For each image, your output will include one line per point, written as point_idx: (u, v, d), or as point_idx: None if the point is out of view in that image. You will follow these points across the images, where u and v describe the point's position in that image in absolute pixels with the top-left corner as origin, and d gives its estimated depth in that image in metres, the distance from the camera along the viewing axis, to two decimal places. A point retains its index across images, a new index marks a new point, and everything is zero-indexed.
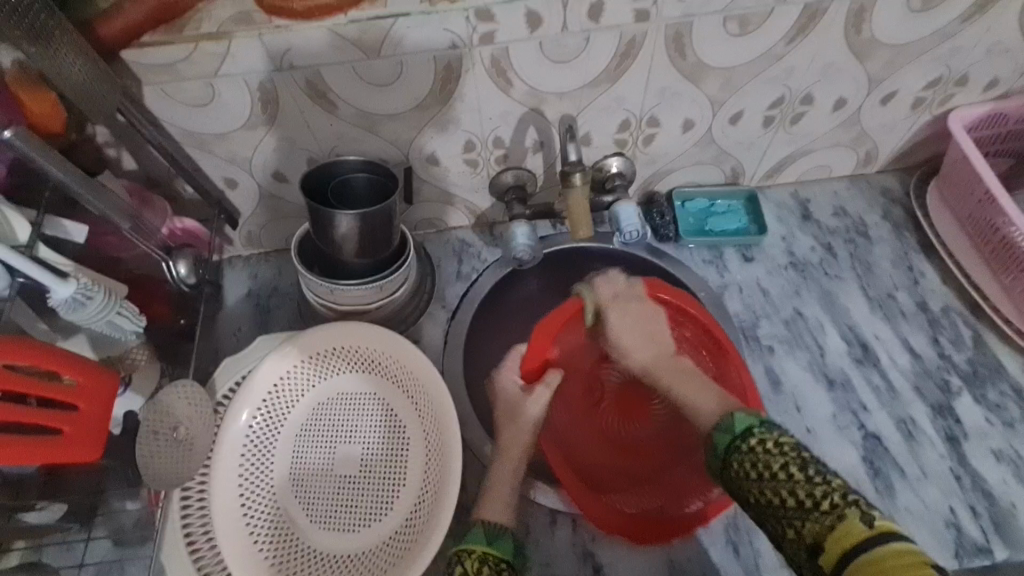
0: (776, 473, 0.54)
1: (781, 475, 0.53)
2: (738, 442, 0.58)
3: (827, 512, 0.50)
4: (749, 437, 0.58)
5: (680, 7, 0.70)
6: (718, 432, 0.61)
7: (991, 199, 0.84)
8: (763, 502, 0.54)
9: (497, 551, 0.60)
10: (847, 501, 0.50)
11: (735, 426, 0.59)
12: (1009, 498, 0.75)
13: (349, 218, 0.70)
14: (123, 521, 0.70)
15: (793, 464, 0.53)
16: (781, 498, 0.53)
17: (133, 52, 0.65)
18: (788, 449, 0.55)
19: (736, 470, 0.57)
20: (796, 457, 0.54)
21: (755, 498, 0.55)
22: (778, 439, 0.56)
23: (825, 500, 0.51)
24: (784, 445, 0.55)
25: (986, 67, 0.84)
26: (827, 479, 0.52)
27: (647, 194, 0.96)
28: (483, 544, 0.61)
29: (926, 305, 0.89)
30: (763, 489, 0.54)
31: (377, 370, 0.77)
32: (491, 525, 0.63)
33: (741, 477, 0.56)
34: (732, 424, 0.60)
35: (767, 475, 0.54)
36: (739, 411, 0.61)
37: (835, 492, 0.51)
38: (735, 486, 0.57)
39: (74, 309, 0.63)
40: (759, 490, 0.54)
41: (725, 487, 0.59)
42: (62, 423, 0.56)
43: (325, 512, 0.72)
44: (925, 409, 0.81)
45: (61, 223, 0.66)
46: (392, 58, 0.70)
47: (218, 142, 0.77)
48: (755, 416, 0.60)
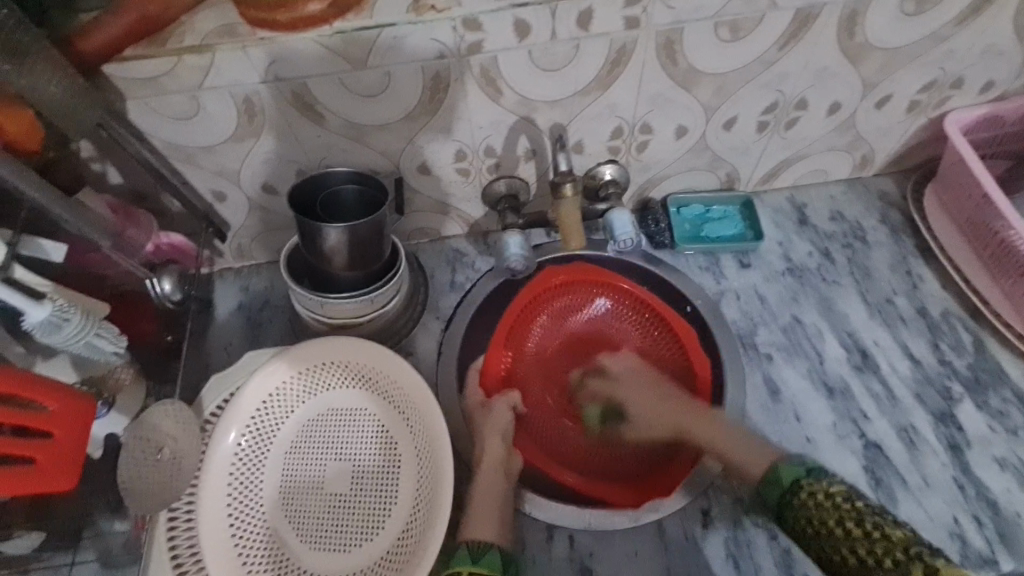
0: (834, 532, 0.59)
1: (838, 532, 0.59)
2: (788, 497, 0.64)
3: (893, 569, 0.56)
4: (800, 490, 0.64)
5: (670, 14, 0.69)
6: (767, 484, 0.67)
7: (989, 203, 0.83)
8: (823, 556, 0.60)
9: (484, 569, 0.64)
10: (910, 555, 0.56)
11: (783, 477, 0.66)
12: (1014, 507, 0.73)
13: (338, 230, 0.69)
14: (110, 543, 0.69)
15: (849, 520, 0.59)
16: (843, 558, 0.59)
17: (116, 66, 0.64)
18: (841, 501, 0.61)
19: (792, 522, 0.63)
20: (851, 512, 0.60)
21: (818, 552, 0.61)
22: (828, 491, 0.62)
23: (889, 557, 0.56)
24: (836, 498, 0.61)
25: (981, 69, 0.83)
26: (885, 534, 0.58)
27: (642, 201, 0.96)
28: (469, 563, 0.64)
29: (926, 310, 0.88)
30: (824, 546, 0.60)
31: (370, 385, 0.76)
32: (474, 544, 0.66)
33: (799, 530, 0.62)
34: (778, 477, 0.66)
35: (824, 532, 0.60)
36: (784, 461, 0.67)
37: (898, 549, 0.56)
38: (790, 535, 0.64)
39: (51, 331, 0.61)
40: (819, 545, 0.61)
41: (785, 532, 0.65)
42: (35, 453, 0.55)
43: (315, 532, 0.71)
44: (926, 416, 0.80)
45: (39, 243, 0.64)
46: (380, 68, 0.68)
47: (205, 156, 0.76)
48: (801, 466, 0.66)
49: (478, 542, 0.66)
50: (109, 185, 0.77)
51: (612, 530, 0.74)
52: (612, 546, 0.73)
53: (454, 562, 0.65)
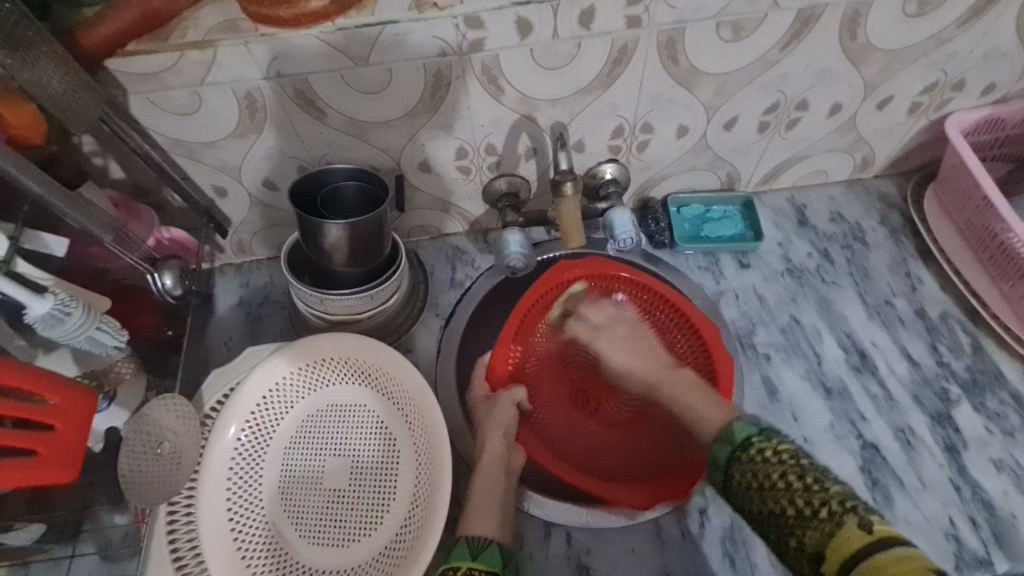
0: (775, 484, 0.58)
1: (780, 484, 0.58)
2: (738, 453, 0.63)
3: (825, 519, 0.54)
4: (750, 447, 0.62)
5: (672, 13, 0.69)
6: (719, 445, 0.66)
7: (989, 205, 0.83)
8: (765, 511, 0.58)
9: (483, 565, 0.64)
10: (845, 508, 0.54)
11: (737, 435, 0.65)
12: (1009, 509, 0.74)
13: (339, 227, 0.69)
14: (110, 536, 0.69)
15: (791, 473, 0.58)
16: (781, 507, 0.57)
17: (118, 61, 0.64)
18: (786, 457, 0.59)
19: (738, 479, 0.62)
20: (795, 466, 0.59)
21: (759, 507, 0.59)
22: (776, 448, 0.61)
23: (824, 509, 0.55)
24: (781, 453, 0.60)
25: (983, 72, 0.83)
26: (822, 487, 0.56)
27: (642, 200, 0.96)
28: (468, 559, 0.64)
29: (925, 312, 0.88)
30: (765, 498, 0.58)
31: (370, 381, 0.76)
32: (475, 539, 0.66)
33: (744, 485, 0.61)
34: (733, 436, 0.65)
35: (767, 485, 0.59)
36: (738, 422, 0.66)
37: (833, 500, 0.55)
38: (736, 495, 0.62)
39: (53, 325, 0.62)
40: (761, 499, 0.59)
41: (731, 492, 0.63)
42: (37, 445, 0.55)
43: (315, 527, 0.71)
44: (924, 417, 0.80)
45: (39, 236, 0.64)
46: (382, 65, 0.69)
47: (206, 151, 0.76)
48: (754, 426, 0.65)
49: (478, 537, 0.66)
50: (111, 179, 0.77)
51: (609, 528, 0.74)
52: (609, 544, 0.73)
53: (453, 557, 0.65)
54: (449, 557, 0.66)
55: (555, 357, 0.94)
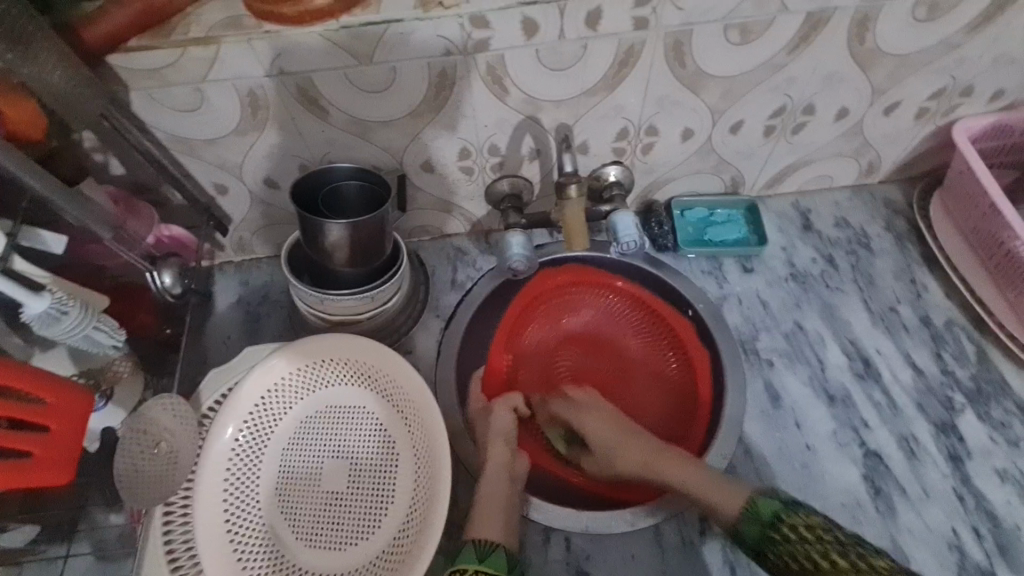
0: (819, 564, 0.59)
1: (823, 565, 0.59)
2: (768, 532, 0.63)
3: None
4: (779, 524, 0.63)
5: (680, 15, 0.68)
6: (743, 520, 0.66)
7: (996, 213, 0.82)
8: None
9: (490, 567, 0.63)
10: None
11: (762, 511, 0.65)
12: (1013, 519, 0.73)
13: (340, 227, 0.68)
14: (105, 535, 0.68)
15: (833, 551, 0.59)
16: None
17: (120, 57, 0.63)
18: (823, 534, 0.61)
19: (773, 560, 0.62)
20: (834, 543, 0.60)
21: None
22: (809, 523, 0.62)
23: None
24: (817, 530, 0.61)
25: (991, 78, 0.82)
26: (871, 565, 0.58)
27: (645, 203, 0.95)
28: (475, 562, 0.63)
29: (929, 319, 0.87)
30: None
31: (370, 383, 0.75)
32: (482, 542, 0.66)
33: (785, 567, 0.61)
34: (757, 510, 0.65)
35: (808, 566, 0.60)
36: (759, 494, 0.66)
37: None
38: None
39: (49, 324, 0.61)
40: None
41: (764, 569, 0.64)
42: (29, 446, 0.54)
43: (312, 529, 0.70)
44: (928, 426, 0.79)
45: (38, 233, 0.64)
46: (386, 64, 0.68)
47: (207, 148, 0.75)
48: (776, 499, 0.65)
49: (485, 540, 0.66)
50: (111, 175, 0.76)
51: (611, 533, 0.73)
52: (609, 550, 0.73)
53: (459, 559, 0.64)
54: (456, 560, 0.65)
55: (545, 357, 0.94)
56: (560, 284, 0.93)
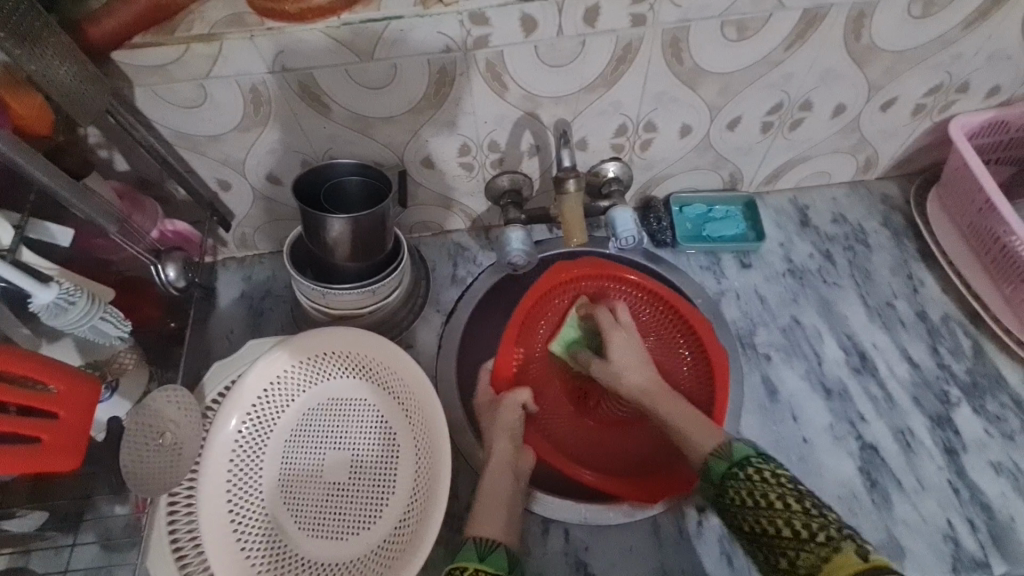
0: (773, 503, 0.59)
1: (777, 504, 0.59)
2: (735, 469, 0.64)
3: (824, 543, 0.55)
4: (747, 465, 0.64)
5: (677, 12, 0.69)
6: (715, 459, 0.67)
7: (992, 208, 0.83)
8: (757, 531, 0.60)
9: (489, 567, 0.63)
10: (843, 535, 0.55)
11: (734, 454, 0.66)
12: (1008, 511, 0.74)
13: (341, 222, 0.69)
14: (110, 525, 0.69)
15: (789, 496, 0.60)
16: (776, 528, 0.58)
17: (124, 53, 0.64)
18: (784, 480, 0.61)
19: (732, 496, 0.63)
20: (793, 489, 0.60)
21: (749, 527, 0.61)
22: (774, 470, 0.62)
23: (822, 532, 0.56)
24: (781, 476, 0.62)
25: (987, 74, 0.83)
26: (822, 513, 0.58)
27: (644, 199, 0.96)
28: (475, 560, 0.64)
29: (926, 314, 0.88)
30: (760, 517, 0.60)
31: (371, 376, 0.76)
32: (483, 541, 0.66)
33: (738, 504, 0.62)
34: (732, 454, 0.66)
35: (762, 504, 0.60)
36: (735, 441, 0.67)
37: (831, 526, 0.56)
38: (726, 511, 0.64)
39: (57, 315, 0.62)
40: (755, 518, 0.60)
41: (721, 510, 0.65)
42: (40, 433, 0.55)
43: (314, 519, 0.72)
44: (923, 420, 0.80)
45: (45, 226, 0.65)
46: (387, 61, 0.69)
47: (211, 145, 0.76)
48: (750, 446, 0.67)
49: (485, 540, 0.66)
50: (116, 171, 0.77)
51: (609, 525, 0.74)
52: (607, 541, 0.74)
53: (459, 557, 0.65)
54: (457, 558, 0.66)
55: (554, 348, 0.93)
56: (583, 277, 0.89)
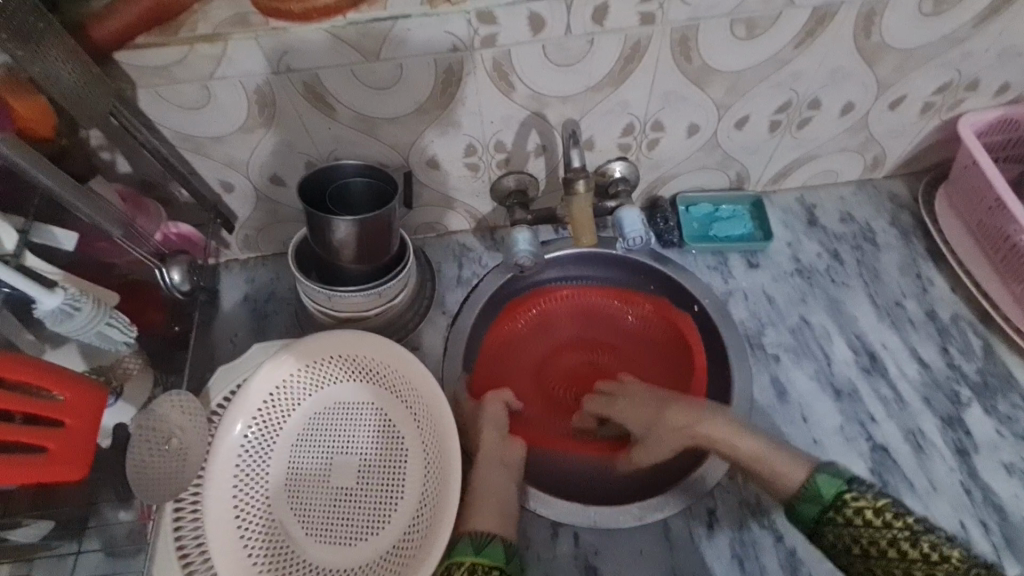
0: (886, 552, 0.62)
1: (892, 553, 0.62)
2: (831, 513, 0.65)
3: None
4: (844, 507, 0.64)
5: (686, 10, 0.68)
6: (803, 498, 0.67)
7: (1001, 206, 0.82)
8: None
9: (487, 560, 0.63)
10: None
11: (824, 492, 0.65)
12: (1021, 513, 0.73)
13: (349, 223, 0.68)
14: (115, 532, 0.69)
15: (903, 541, 0.61)
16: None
17: (127, 54, 0.63)
18: (891, 519, 0.62)
19: (834, 540, 0.64)
20: (904, 530, 0.62)
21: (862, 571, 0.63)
22: (876, 508, 0.63)
23: None
24: (886, 516, 0.62)
25: (997, 71, 0.82)
26: (945, 559, 0.60)
27: (650, 198, 0.95)
28: (472, 554, 0.64)
29: (935, 313, 0.87)
30: (874, 566, 0.62)
31: (377, 379, 0.76)
32: (479, 534, 0.66)
33: (843, 549, 0.64)
34: (819, 493, 0.66)
35: (876, 553, 0.62)
36: (819, 471, 0.67)
37: None
38: (829, 549, 0.65)
39: (63, 320, 0.61)
40: (868, 565, 0.63)
41: (815, 540, 0.67)
42: (47, 442, 0.55)
43: (320, 525, 0.71)
44: (934, 420, 0.79)
45: (49, 229, 0.64)
46: (393, 61, 0.68)
47: (214, 146, 0.75)
48: (839, 477, 0.66)
49: (481, 533, 0.66)
50: (118, 174, 0.77)
51: (618, 527, 0.74)
52: (617, 544, 0.73)
53: (456, 552, 0.65)
54: (452, 552, 0.66)
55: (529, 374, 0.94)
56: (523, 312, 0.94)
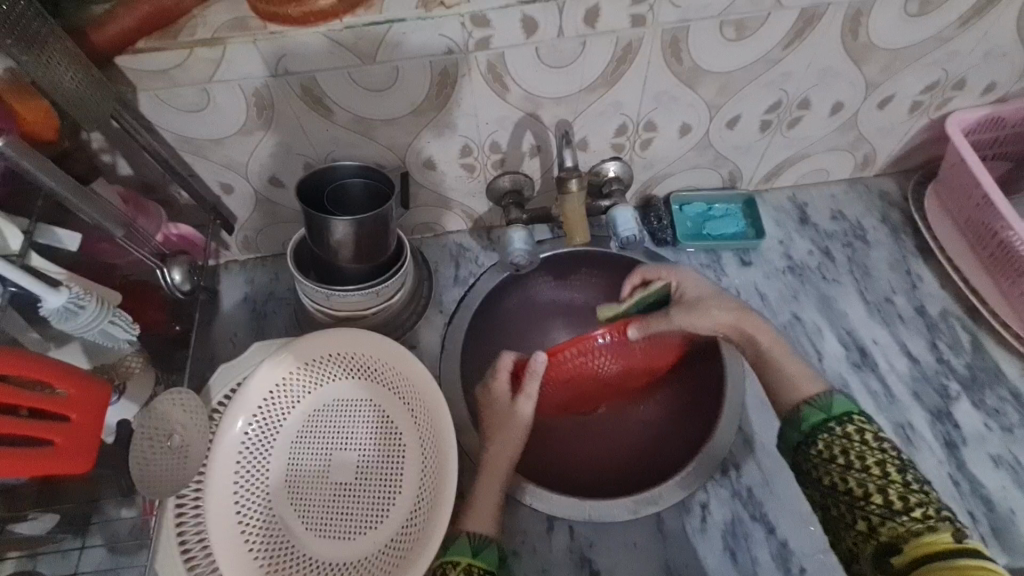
0: (868, 468, 0.60)
1: (874, 470, 0.60)
2: (829, 425, 0.64)
3: (918, 518, 0.56)
4: (845, 422, 0.63)
5: (676, 12, 0.69)
6: (809, 410, 0.66)
7: (988, 203, 0.84)
8: (841, 488, 0.60)
9: (483, 562, 0.64)
10: (941, 517, 0.56)
11: (834, 407, 0.65)
12: (1008, 504, 0.74)
13: (346, 223, 0.70)
14: (118, 528, 0.70)
15: (890, 465, 0.60)
16: (865, 491, 0.59)
17: (128, 58, 0.65)
18: (887, 448, 0.61)
19: (818, 450, 0.63)
20: (895, 460, 0.60)
21: (834, 485, 0.61)
22: (875, 435, 0.62)
23: (919, 509, 0.56)
24: (884, 442, 0.62)
25: (983, 71, 0.84)
26: (923, 489, 0.58)
27: (645, 198, 0.97)
28: (469, 555, 0.65)
29: (924, 309, 0.89)
30: (850, 477, 0.60)
31: (375, 377, 0.77)
32: (477, 536, 0.67)
33: (822, 457, 0.62)
34: (830, 404, 0.65)
35: (857, 466, 0.60)
36: (840, 393, 0.66)
37: (930, 505, 0.57)
38: (807, 460, 0.64)
39: (67, 318, 0.62)
40: (842, 477, 0.61)
41: (797, 459, 0.65)
42: (53, 435, 0.56)
43: (320, 520, 0.72)
44: (923, 414, 0.81)
45: (53, 231, 0.66)
46: (389, 63, 0.69)
47: (214, 148, 0.77)
48: (852, 402, 0.65)
49: (479, 535, 0.67)
50: (119, 176, 0.78)
51: (613, 521, 0.75)
52: (612, 537, 0.74)
53: (452, 551, 0.65)
54: (448, 549, 0.66)
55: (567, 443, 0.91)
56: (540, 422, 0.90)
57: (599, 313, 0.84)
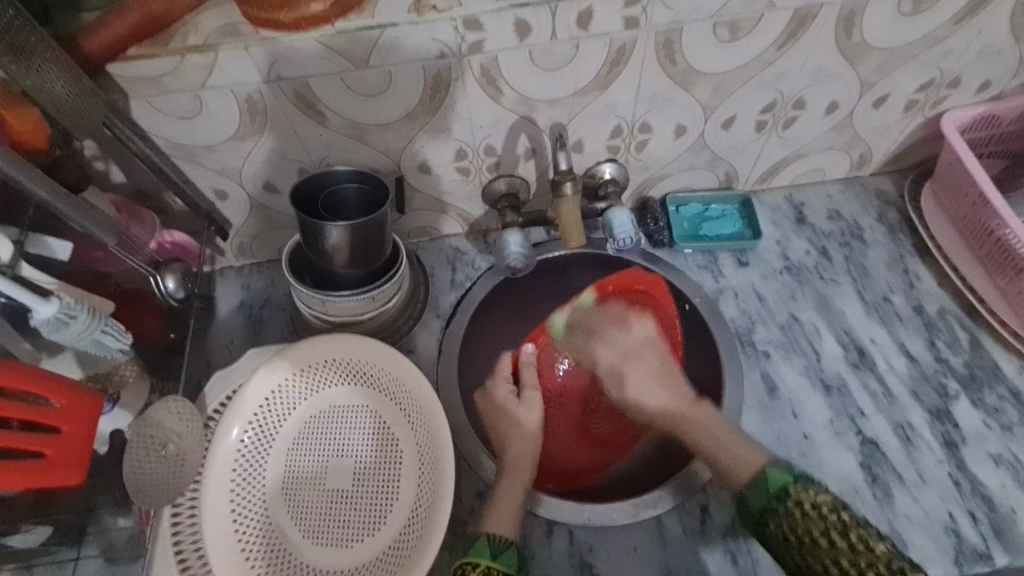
0: (818, 541, 0.59)
1: (822, 543, 0.59)
2: (774, 502, 0.63)
3: None
4: (786, 498, 0.62)
5: (669, 14, 0.69)
6: (750, 489, 0.66)
7: (985, 201, 0.84)
8: (802, 565, 0.60)
9: (502, 565, 0.64)
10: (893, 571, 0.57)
11: (771, 482, 0.64)
12: (1009, 503, 0.74)
13: (340, 229, 0.69)
14: (113, 538, 0.70)
15: (834, 530, 0.59)
16: (824, 567, 0.59)
17: (119, 66, 0.64)
18: (827, 512, 0.60)
19: (774, 530, 0.62)
20: (836, 522, 0.60)
21: (794, 561, 0.61)
22: (815, 501, 0.61)
23: (871, 568, 0.58)
24: (822, 509, 0.60)
25: (978, 69, 0.84)
26: (870, 548, 0.58)
27: (641, 200, 0.97)
28: (488, 557, 0.64)
29: (923, 308, 0.88)
30: (805, 555, 0.60)
31: (371, 382, 0.77)
32: (497, 538, 0.66)
33: (781, 539, 0.61)
34: (767, 482, 0.64)
35: (808, 543, 0.60)
36: (771, 465, 0.65)
37: (880, 563, 0.57)
38: (770, 541, 0.63)
39: (59, 328, 0.62)
40: (800, 555, 0.60)
41: (757, 533, 0.65)
42: (45, 448, 0.56)
43: (318, 527, 0.71)
44: (922, 413, 0.80)
45: (44, 240, 0.66)
46: (382, 68, 0.69)
47: (207, 154, 0.76)
48: (787, 472, 0.64)
49: (499, 536, 0.67)
50: (112, 183, 0.78)
51: (612, 525, 0.75)
52: (611, 541, 0.74)
53: (471, 551, 0.65)
54: (468, 550, 0.66)
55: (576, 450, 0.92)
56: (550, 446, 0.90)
57: (563, 211, 0.81)
